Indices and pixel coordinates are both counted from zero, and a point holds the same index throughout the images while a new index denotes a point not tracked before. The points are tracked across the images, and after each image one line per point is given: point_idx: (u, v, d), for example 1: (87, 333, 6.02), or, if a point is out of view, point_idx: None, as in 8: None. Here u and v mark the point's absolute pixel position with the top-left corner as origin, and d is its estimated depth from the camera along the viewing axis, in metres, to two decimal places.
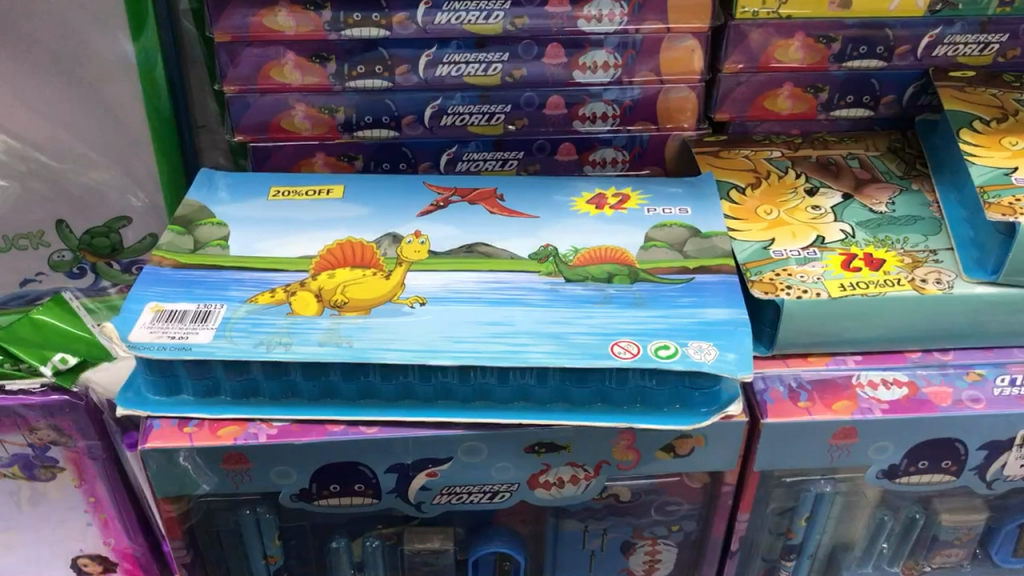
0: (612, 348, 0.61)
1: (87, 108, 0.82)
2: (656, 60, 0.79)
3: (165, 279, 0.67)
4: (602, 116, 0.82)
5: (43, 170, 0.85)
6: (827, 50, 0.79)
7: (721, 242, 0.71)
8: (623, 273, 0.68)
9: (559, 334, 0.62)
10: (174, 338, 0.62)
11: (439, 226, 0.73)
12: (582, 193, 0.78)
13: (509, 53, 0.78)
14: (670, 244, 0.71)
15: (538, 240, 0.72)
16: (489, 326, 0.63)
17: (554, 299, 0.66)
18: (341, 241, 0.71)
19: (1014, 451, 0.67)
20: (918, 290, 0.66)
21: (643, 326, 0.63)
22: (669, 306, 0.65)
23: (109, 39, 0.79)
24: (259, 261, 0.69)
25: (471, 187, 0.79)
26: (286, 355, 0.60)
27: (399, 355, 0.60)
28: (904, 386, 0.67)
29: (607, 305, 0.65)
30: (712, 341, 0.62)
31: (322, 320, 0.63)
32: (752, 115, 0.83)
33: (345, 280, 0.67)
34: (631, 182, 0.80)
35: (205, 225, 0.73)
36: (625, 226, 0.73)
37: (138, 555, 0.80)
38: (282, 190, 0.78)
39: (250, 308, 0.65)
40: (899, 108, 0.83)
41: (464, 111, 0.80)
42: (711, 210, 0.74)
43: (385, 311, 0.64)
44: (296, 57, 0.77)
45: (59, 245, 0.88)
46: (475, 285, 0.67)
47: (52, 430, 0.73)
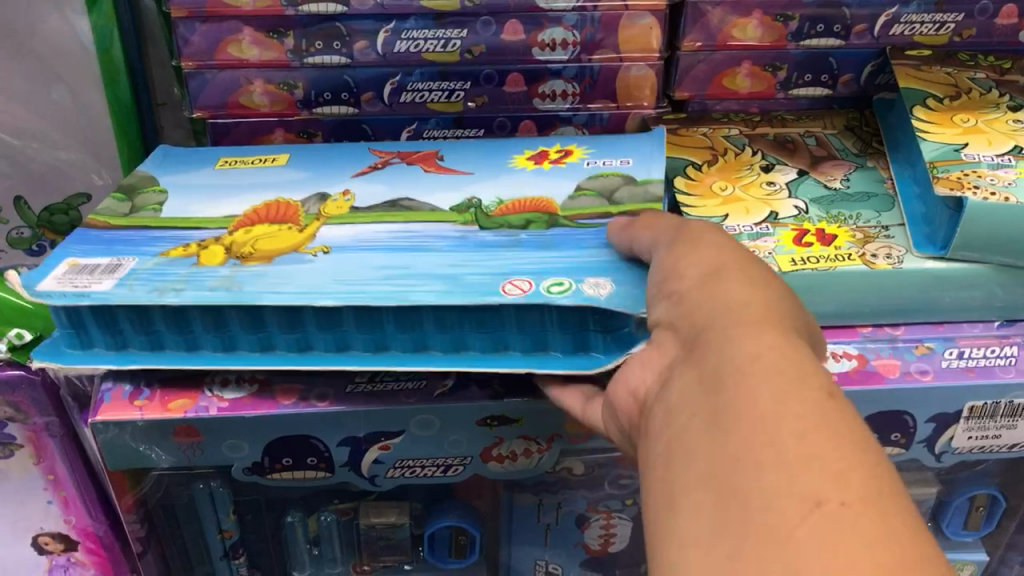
0: (504, 288, 0.59)
1: (42, 83, 0.82)
2: (616, 36, 0.79)
3: (90, 239, 0.67)
4: (562, 93, 0.82)
5: (2, 147, 0.85)
6: (784, 28, 0.79)
7: (655, 188, 0.71)
8: (540, 220, 0.68)
9: (455, 276, 0.61)
10: (77, 287, 0.60)
11: (369, 184, 0.74)
12: (525, 150, 0.79)
13: (467, 29, 0.78)
14: (600, 192, 0.71)
15: (464, 194, 0.72)
16: (386, 269, 0.62)
17: (459, 246, 0.65)
18: (272, 200, 0.71)
19: (961, 423, 0.68)
20: (868, 265, 0.67)
21: (543, 267, 0.62)
22: (575, 251, 0.64)
23: (63, 17, 0.79)
24: (182, 222, 0.69)
25: (415, 147, 0.80)
26: (175, 300, 0.59)
27: (285, 297, 0.59)
28: (853, 359, 0.68)
29: (513, 250, 0.64)
30: (608, 279, 0.60)
31: (224, 269, 0.62)
32: (711, 92, 0.83)
33: (259, 233, 0.67)
34: (577, 138, 0.81)
35: (147, 192, 0.73)
36: (561, 177, 0.74)
37: (99, 534, 0.80)
38: (229, 161, 0.78)
39: (158, 262, 0.64)
40: (857, 87, 0.84)
41: (422, 87, 0.81)
42: (650, 158, 0.75)
43: (289, 260, 0.63)
44: (253, 33, 0.77)
45: (17, 222, 0.88)
46: (387, 237, 0.66)
47: (9, 407, 0.73)
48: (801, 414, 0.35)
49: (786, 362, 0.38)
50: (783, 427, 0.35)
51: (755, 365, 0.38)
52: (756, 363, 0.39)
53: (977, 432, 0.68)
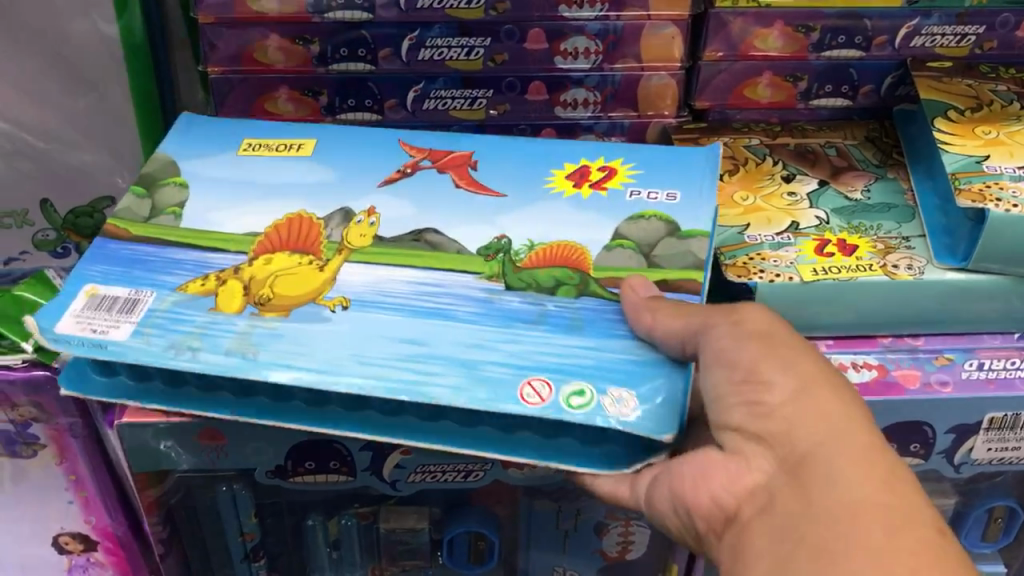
0: (520, 389, 0.56)
1: (70, 85, 0.83)
2: (638, 45, 0.79)
3: (108, 255, 0.64)
4: (584, 102, 0.83)
5: (28, 149, 0.86)
6: (806, 39, 0.79)
7: (698, 247, 0.63)
8: (570, 284, 0.62)
9: (472, 364, 0.57)
10: (96, 331, 0.59)
11: (393, 204, 0.68)
12: (564, 165, 0.71)
13: (490, 38, 0.78)
14: (638, 246, 0.64)
15: (493, 228, 0.66)
16: (404, 345, 0.58)
17: (483, 313, 0.60)
18: (293, 214, 0.67)
19: (982, 435, 0.68)
20: (889, 275, 0.68)
21: (567, 361, 0.57)
22: (603, 337, 0.59)
23: (88, 21, 0.80)
24: (202, 237, 0.65)
25: (451, 148, 0.73)
26: (189, 364, 0.57)
27: (296, 376, 0.56)
28: (874, 368, 0.68)
29: (538, 326, 0.59)
30: (635, 389, 0.56)
31: (241, 320, 0.60)
32: (732, 103, 0.84)
33: (279, 268, 0.63)
34: (627, 154, 0.72)
35: (168, 185, 0.69)
36: (597, 215, 0.66)
37: (117, 535, 0.80)
38: (253, 145, 0.73)
39: (176, 298, 0.61)
40: (878, 98, 0.84)
41: (446, 94, 0.82)
42: (701, 198, 0.66)
43: (305, 315, 0.60)
44: (279, 39, 0.78)
45: (43, 224, 0.89)
46: (408, 290, 0.62)
47: (34, 407, 0.74)
48: (915, 551, 0.46)
49: (887, 494, 0.49)
50: (902, 564, 0.46)
51: (863, 501, 0.49)
52: (864, 498, 0.49)
53: (997, 443, 0.68)
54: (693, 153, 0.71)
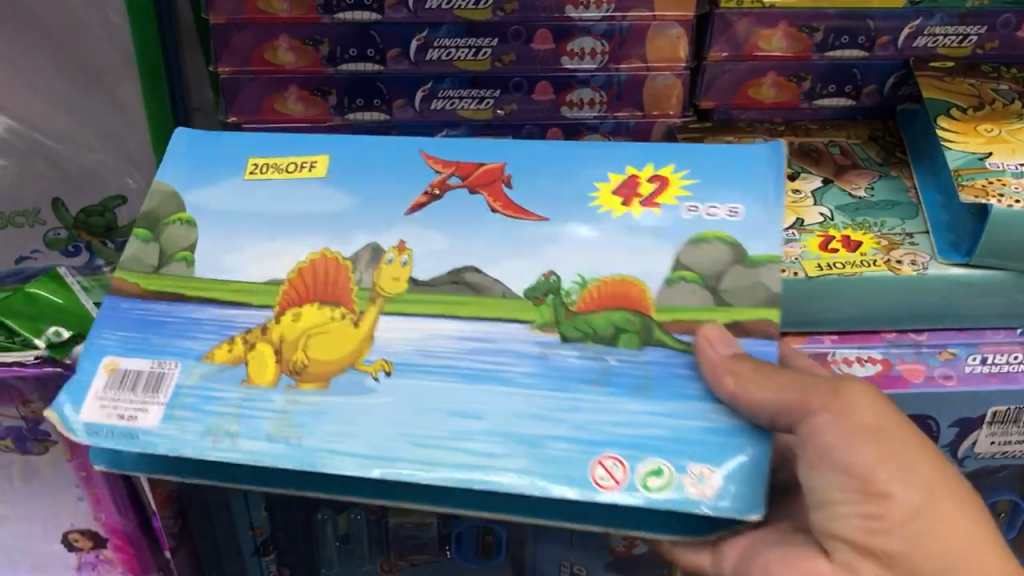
0: (592, 470, 0.52)
1: (87, 89, 0.85)
2: (644, 46, 0.80)
3: (123, 316, 0.60)
4: (589, 102, 0.84)
5: (40, 149, 0.89)
6: (809, 39, 0.80)
7: (768, 276, 0.59)
8: (632, 331, 0.57)
9: (535, 442, 0.53)
10: (123, 416, 0.55)
11: (425, 235, 0.62)
12: (609, 176, 0.65)
13: (498, 39, 0.79)
14: (701, 278, 0.59)
15: (539, 263, 0.60)
16: (458, 420, 0.54)
17: (540, 374, 0.56)
18: (315, 254, 0.62)
19: (983, 428, 0.69)
20: (893, 271, 0.69)
21: (641, 435, 0.53)
22: (675, 399, 0.55)
23: (102, 14, 0.81)
24: (223, 291, 0.61)
25: (480, 160, 0.67)
26: (230, 454, 0.53)
27: (348, 466, 0.53)
28: (878, 363, 0.69)
29: (601, 390, 0.55)
30: (717, 465, 0.52)
31: (276, 394, 0.56)
32: (736, 103, 0.85)
33: (310, 326, 0.59)
34: (678, 157, 0.65)
35: (173, 225, 0.64)
36: (653, 240, 0.61)
37: (126, 531, 0.78)
38: (260, 165, 0.67)
39: (206, 368, 0.57)
40: (881, 97, 0.85)
41: (453, 94, 0.82)
42: (766, 212, 0.61)
43: (346, 386, 0.56)
44: (290, 40, 0.79)
45: (54, 223, 0.91)
46: (453, 346, 0.57)
47: (46, 404, 0.74)
48: None
49: None
50: None
51: None
52: None
53: (1000, 436, 0.70)
54: (750, 153, 0.64)
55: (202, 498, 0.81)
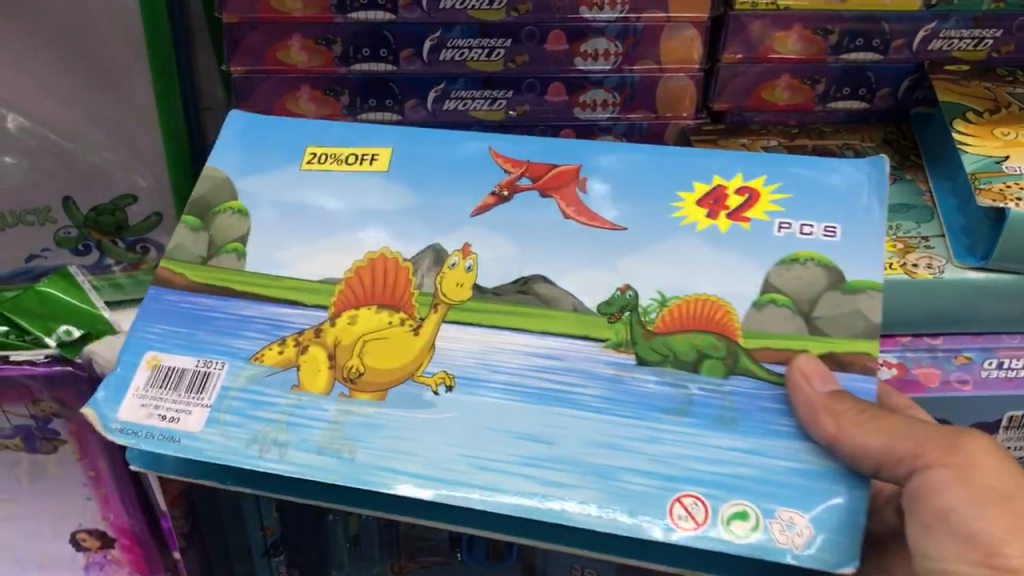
0: (671, 508, 0.52)
1: (97, 85, 0.85)
2: (657, 47, 0.80)
3: (168, 310, 0.60)
4: (602, 103, 0.83)
5: (51, 147, 0.88)
6: (824, 42, 0.80)
7: (867, 305, 0.57)
8: (717, 357, 0.56)
9: (607, 473, 0.53)
10: (164, 415, 0.56)
11: (495, 242, 0.61)
12: (694, 184, 0.63)
13: (511, 39, 0.79)
14: (793, 302, 0.57)
15: (616, 277, 0.59)
16: (525, 444, 0.54)
17: (614, 398, 0.55)
18: (374, 254, 0.61)
19: (1001, 433, 0.72)
20: (908, 274, 0.69)
21: (726, 473, 0.53)
22: (763, 436, 0.54)
23: (114, 4, 0.81)
24: (275, 285, 0.61)
25: (553, 160, 0.66)
26: (277, 467, 0.54)
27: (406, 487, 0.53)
28: (894, 368, 0.70)
29: (681, 420, 0.54)
30: (808, 510, 0.51)
31: (329, 404, 0.57)
32: (750, 104, 0.85)
33: (365, 331, 0.59)
34: (771, 169, 0.63)
35: (225, 213, 0.64)
36: (742, 258, 0.59)
37: (134, 531, 0.79)
38: (318, 155, 0.67)
39: (254, 370, 0.58)
40: (894, 101, 0.85)
41: (466, 95, 0.82)
42: (863, 238, 0.59)
43: (403, 398, 0.56)
44: (303, 40, 0.79)
45: (65, 221, 0.91)
46: (521, 363, 0.57)
47: (55, 402, 0.72)
48: None
49: None
50: None
51: None
52: None
53: (1018, 440, 0.73)
54: (842, 168, 0.63)
55: (214, 499, 0.80)
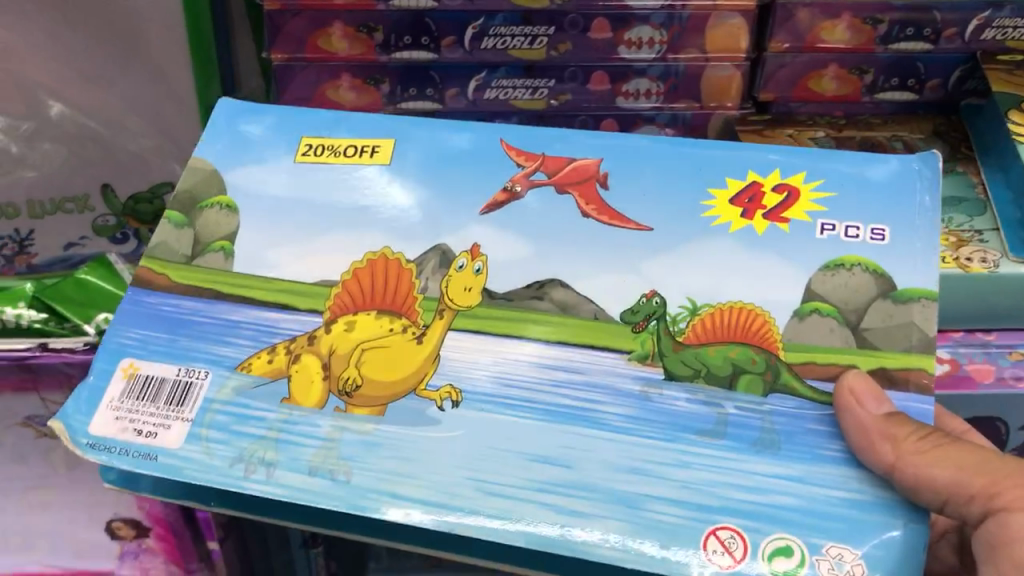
0: (706, 542, 0.50)
1: (129, 67, 0.85)
2: (703, 37, 0.78)
3: (148, 317, 0.59)
4: (646, 92, 0.82)
5: (90, 133, 0.91)
6: (873, 31, 0.78)
7: (920, 316, 0.55)
8: (754, 372, 0.54)
9: (634, 502, 0.51)
10: (139, 429, 0.55)
11: (508, 243, 0.59)
12: (728, 181, 0.61)
13: (554, 27, 0.78)
14: (840, 312, 0.56)
15: (643, 282, 0.57)
16: (541, 467, 0.52)
17: (642, 417, 0.53)
18: (375, 254, 0.60)
19: None
20: (963, 267, 0.68)
21: (767, 503, 0.51)
22: (809, 461, 0.52)
23: None
24: (266, 287, 0.59)
25: (573, 155, 0.64)
26: (265, 489, 0.52)
27: (408, 513, 0.51)
28: (944, 363, 0.70)
29: (717, 443, 0.53)
30: (860, 547, 0.49)
31: (323, 418, 0.55)
32: (797, 95, 0.83)
33: (364, 340, 0.57)
34: (809, 167, 0.61)
35: (213, 209, 0.63)
36: (783, 262, 0.57)
37: (168, 520, 0.79)
38: (313, 146, 0.65)
39: (241, 381, 0.56)
40: (945, 92, 0.83)
41: (508, 84, 0.82)
42: (913, 238, 0.57)
43: (406, 413, 0.55)
44: (343, 27, 0.78)
45: (103, 210, 0.96)
46: (534, 377, 0.55)
47: None
48: None
49: None
50: None
51: None
52: None
53: None
54: (900, 173, 0.60)
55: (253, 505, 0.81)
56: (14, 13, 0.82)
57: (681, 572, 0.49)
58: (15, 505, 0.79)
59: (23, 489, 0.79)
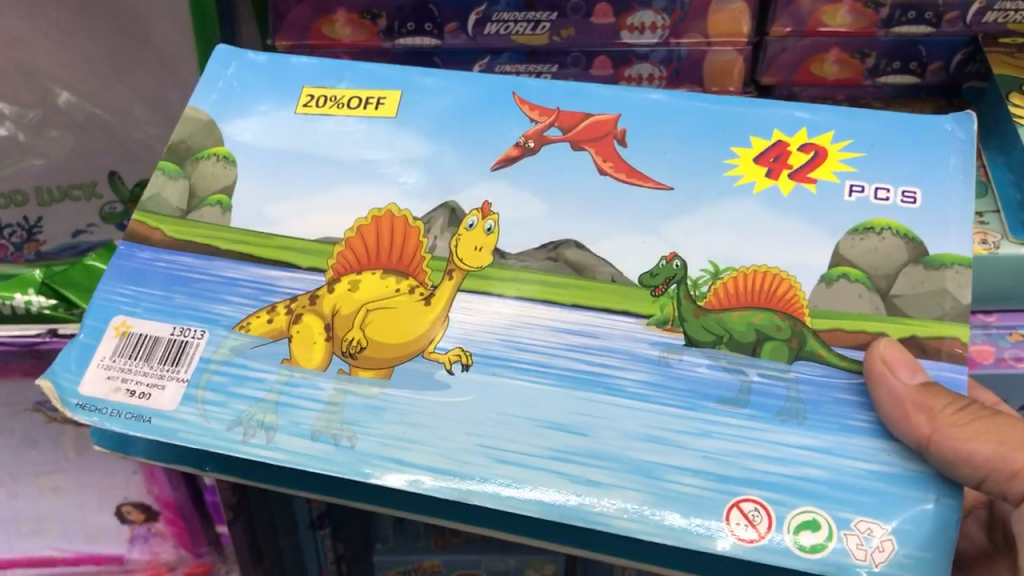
0: (729, 514, 0.50)
1: (133, 52, 0.86)
2: (705, 22, 0.79)
3: (148, 275, 0.59)
4: (649, 77, 0.83)
5: (101, 123, 0.93)
6: (875, 15, 0.78)
7: (954, 282, 0.56)
8: (780, 340, 0.55)
9: (653, 472, 0.51)
10: (132, 389, 0.55)
11: (523, 202, 0.60)
12: (752, 140, 0.61)
13: (557, 12, 0.78)
14: (868, 278, 0.56)
15: (663, 244, 0.58)
16: (554, 434, 0.52)
17: (659, 386, 0.54)
18: (380, 211, 0.60)
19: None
20: None
21: (793, 474, 0.51)
22: (836, 432, 0.52)
23: None
24: (261, 248, 0.59)
25: (586, 111, 0.64)
26: (265, 452, 0.53)
27: (417, 480, 0.51)
28: None
29: (741, 412, 0.53)
30: (889, 521, 0.49)
31: (325, 381, 0.55)
32: (799, 79, 0.84)
33: (369, 300, 0.57)
34: (840, 125, 0.62)
35: (209, 159, 0.63)
36: (809, 225, 0.57)
37: (179, 505, 0.80)
38: (316, 98, 0.65)
39: (239, 340, 0.56)
40: (946, 75, 0.83)
41: (511, 69, 0.82)
42: (947, 202, 0.58)
43: (415, 377, 0.55)
44: (347, 14, 0.78)
45: (110, 197, 0.99)
46: (550, 340, 0.55)
47: None
48: None
49: None
50: None
51: None
52: None
53: None
54: (933, 133, 0.61)
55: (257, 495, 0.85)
56: (25, 9, 0.83)
57: (701, 544, 0.49)
58: (30, 491, 0.81)
59: (36, 474, 0.80)
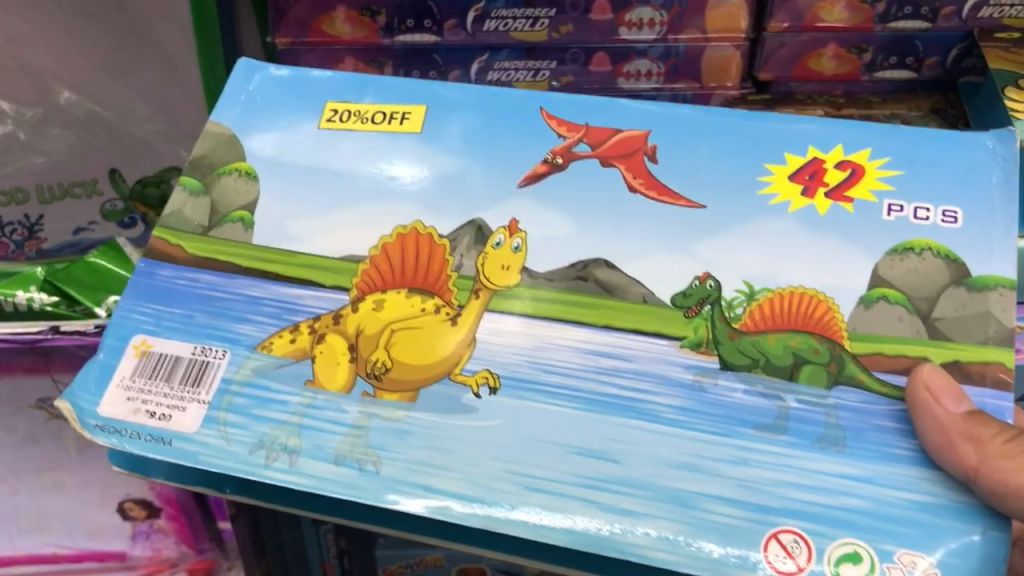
0: (766, 545, 0.49)
1: (134, 49, 0.87)
2: (703, 17, 0.79)
3: (170, 294, 0.59)
4: (646, 73, 0.84)
5: (101, 121, 0.94)
6: (871, 10, 0.78)
7: (998, 305, 0.55)
8: (818, 363, 0.54)
9: (687, 501, 0.50)
10: (154, 411, 0.55)
11: (545, 216, 0.60)
12: (788, 156, 0.62)
13: (556, 9, 0.78)
14: (909, 301, 0.55)
15: (696, 263, 0.57)
16: (585, 461, 0.52)
17: (695, 411, 0.53)
18: (406, 228, 0.60)
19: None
20: None
21: (832, 503, 0.50)
22: (879, 460, 0.51)
23: None
24: (287, 265, 0.60)
25: (617, 127, 0.65)
26: (287, 476, 0.52)
27: (443, 505, 0.51)
28: None
29: (780, 438, 0.52)
30: (932, 552, 0.48)
31: (349, 403, 0.55)
32: (797, 74, 0.84)
33: (395, 318, 0.57)
34: (874, 143, 0.62)
35: (231, 176, 0.64)
36: (844, 242, 0.57)
37: (179, 501, 0.82)
38: (339, 112, 0.66)
39: (261, 361, 0.56)
40: (942, 70, 0.84)
41: (509, 66, 0.83)
42: (988, 224, 0.57)
43: (439, 399, 0.55)
44: (347, 11, 0.79)
45: (110, 194, 1.00)
46: (577, 363, 0.55)
47: None
48: None
49: None
50: None
51: None
52: None
53: None
54: (970, 148, 0.61)
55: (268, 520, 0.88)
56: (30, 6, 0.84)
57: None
58: (31, 487, 0.81)
59: (36, 470, 0.80)
